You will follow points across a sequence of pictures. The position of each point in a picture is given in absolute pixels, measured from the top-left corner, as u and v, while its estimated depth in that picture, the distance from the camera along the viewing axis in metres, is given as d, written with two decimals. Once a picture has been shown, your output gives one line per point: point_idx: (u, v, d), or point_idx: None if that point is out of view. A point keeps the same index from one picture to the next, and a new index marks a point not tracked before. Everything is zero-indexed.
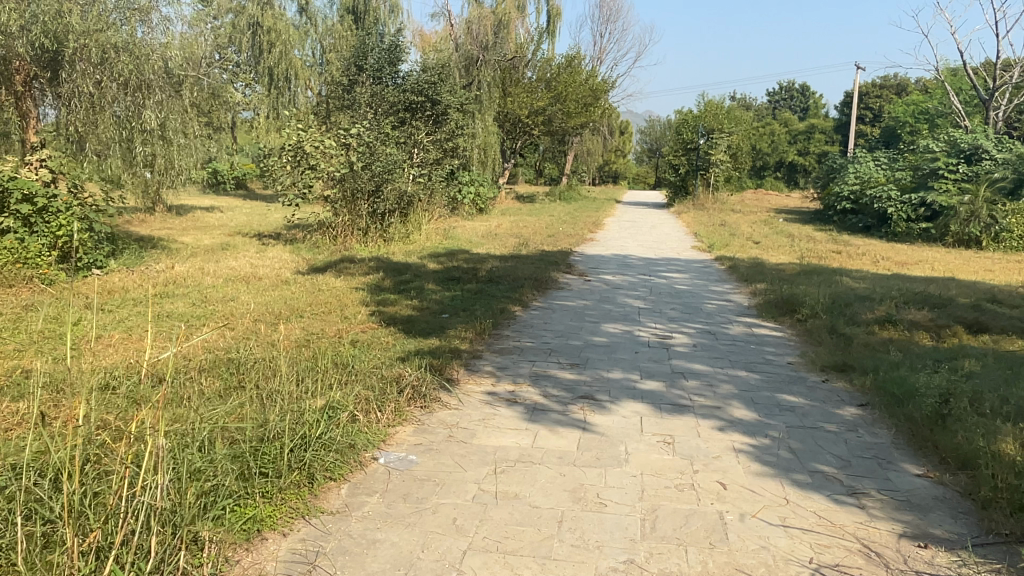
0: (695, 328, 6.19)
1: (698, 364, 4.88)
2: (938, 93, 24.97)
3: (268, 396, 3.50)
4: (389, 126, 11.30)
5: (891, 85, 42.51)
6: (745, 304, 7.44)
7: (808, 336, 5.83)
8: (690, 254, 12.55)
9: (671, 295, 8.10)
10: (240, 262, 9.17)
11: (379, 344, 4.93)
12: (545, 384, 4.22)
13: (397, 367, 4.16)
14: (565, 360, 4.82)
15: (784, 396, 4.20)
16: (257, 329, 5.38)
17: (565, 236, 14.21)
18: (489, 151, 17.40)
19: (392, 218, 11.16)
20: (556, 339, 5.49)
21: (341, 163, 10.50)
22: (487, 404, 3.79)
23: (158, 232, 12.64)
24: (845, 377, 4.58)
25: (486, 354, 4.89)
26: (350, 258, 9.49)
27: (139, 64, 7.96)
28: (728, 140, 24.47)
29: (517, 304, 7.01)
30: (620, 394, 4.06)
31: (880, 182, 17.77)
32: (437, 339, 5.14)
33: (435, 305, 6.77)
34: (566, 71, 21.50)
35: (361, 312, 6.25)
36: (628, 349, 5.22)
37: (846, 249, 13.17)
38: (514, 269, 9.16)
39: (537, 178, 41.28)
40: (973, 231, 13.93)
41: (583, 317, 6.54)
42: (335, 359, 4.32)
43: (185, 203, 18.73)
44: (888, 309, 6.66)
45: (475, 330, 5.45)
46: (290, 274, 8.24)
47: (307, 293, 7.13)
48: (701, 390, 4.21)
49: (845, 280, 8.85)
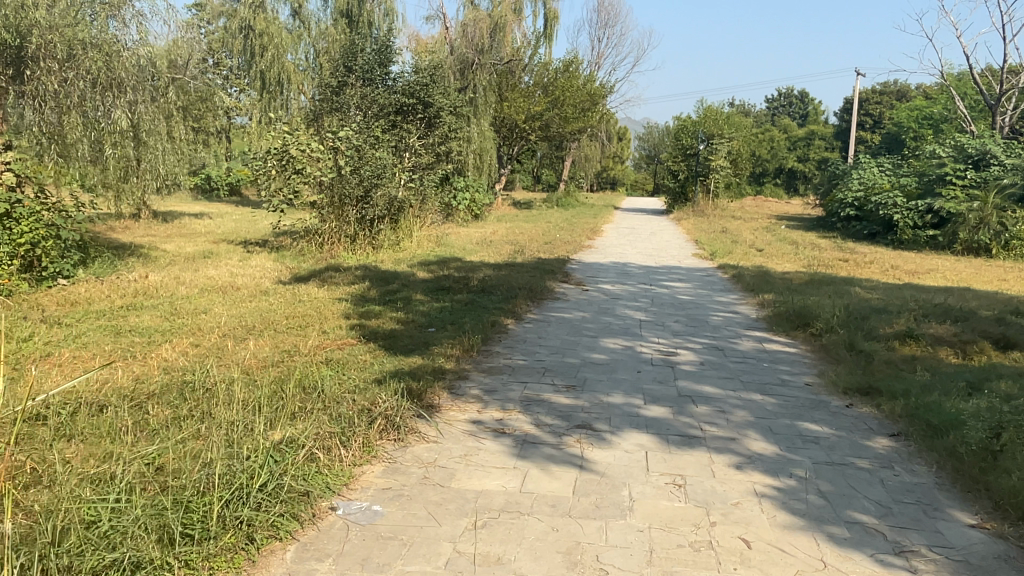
0: (700, 344, 5.73)
1: (707, 385, 4.43)
2: (942, 97, 24.57)
3: (217, 430, 3.05)
4: (379, 129, 10.86)
5: (891, 91, 42.19)
6: (752, 317, 6.98)
7: (824, 353, 5.37)
8: (691, 262, 12.11)
9: (674, 307, 7.64)
10: (219, 271, 8.73)
11: (356, 363, 4.48)
12: (537, 410, 3.76)
13: (370, 392, 3.71)
14: (560, 382, 4.36)
15: (807, 425, 3.75)
16: (223, 346, 4.93)
17: (563, 243, 13.77)
18: (484, 158, 17.00)
19: (381, 225, 10.71)
20: (551, 357, 5.03)
21: (329, 167, 10.15)
22: (470, 436, 3.33)
23: (140, 239, 12.18)
24: (871, 402, 4.12)
25: (473, 375, 4.43)
26: (336, 266, 9.05)
27: (109, 61, 7.65)
28: (728, 146, 24.09)
29: (510, 317, 6.57)
30: (622, 423, 3.61)
31: (885, 189, 17.35)
32: (420, 357, 4.68)
33: (421, 317, 6.32)
34: (564, 76, 21.10)
35: (341, 325, 5.80)
36: (629, 368, 4.77)
37: (852, 258, 12.74)
38: (508, 279, 8.72)
39: (534, 185, 40.88)
40: (982, 238, 13.51)
41: (580, 331, 6.08)
42: (301, 384, 3.86)
43: (174, 209, 18.30)
44: (908, 322, 6.21)
45: (462, 347, 4.99)
46: (271, 284, 7.79)
47: (285, 305, 6.68)
48: (712, 418, 3.75)
49: (856, 290, 8.43)
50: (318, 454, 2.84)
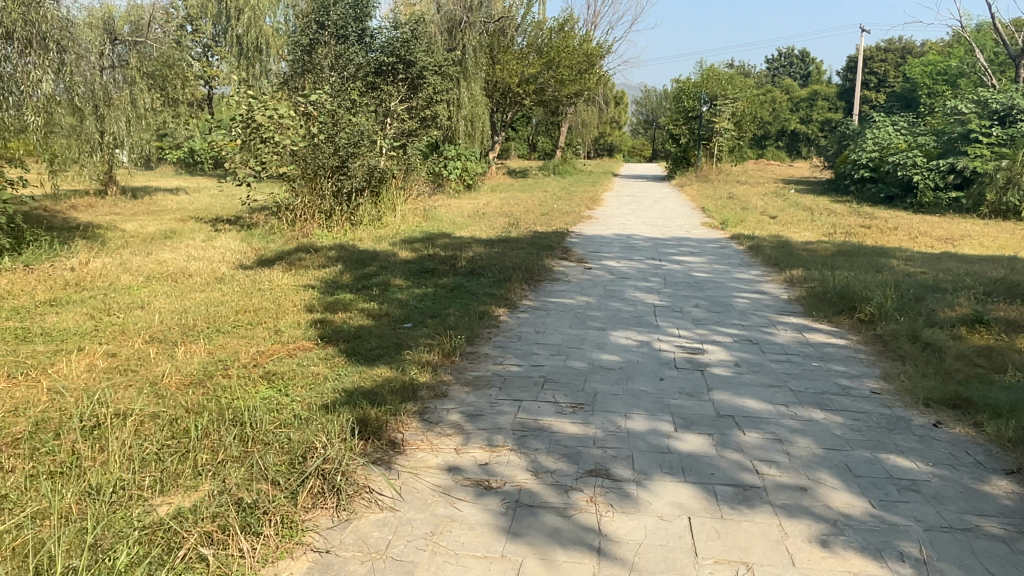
0: (731, 337, 4.78)
1: (750, 398, 3.49)
2: (960, 50, 23.25)
3: (72, 513, 2.14)
4: (355, 93, 9.81)
5: (896, 48, 40.66)
6: (783, 298, 6.00)
7: (881, 346, 4.44)
8: (701, 233, 11.12)
9: (691, 287, 6.68)
10: (176, 253, 7.78)
11: (304, 380, 3.52)
12: (535, 448, 2.81)
13: (310, 426, 2.78)
14: (565, 399, 3.41)
15: (896, 459, 2.81)
16: (146, 355, 3.99)
17: (561, 214, 12.76)
18: (477, 124, 15.84)
19: (360, 199, 9.67)
20: (552, 362, 4.08)
21: (300, 134, 9.08)
22: (440, 497, 2.38)
23: (100, 218, 11.18)
24: (967, 421, 3.18)
25: (452, 391, 3.48)
26: (308, 246, 8.07)
27: (27, 14, 6.61)
28: (733, 107, 22.89)
29: (502, 305, 5.61)
30: (650, 465, 2.68)
31: (902, 149, 16.26)
32: (386, 366, 3.74)
33: (397, 308, 5.37)
34: (559, 36, 19.85)
35: (299, 322, 4.85)
36: (649, 375, 3.83)
37: (875, 224, 11.73)
38: (501, 257, 7.76)
39: (530, 153, 39.65)
40: (1012, 200, 12.53)
41: (585, 322, 5.14)
42: (219, 418, 2.92)
43: (149, 184, 17.31)
44: (972, 304, 5.24)
45: (440, 351, 4.05)
46: (229, 269, 6.81)
47: (241, 295, 5.75)
48: (769, 453, 2.82)
49: (894, 261, 7.48)
50: (207, 560, 1.92)
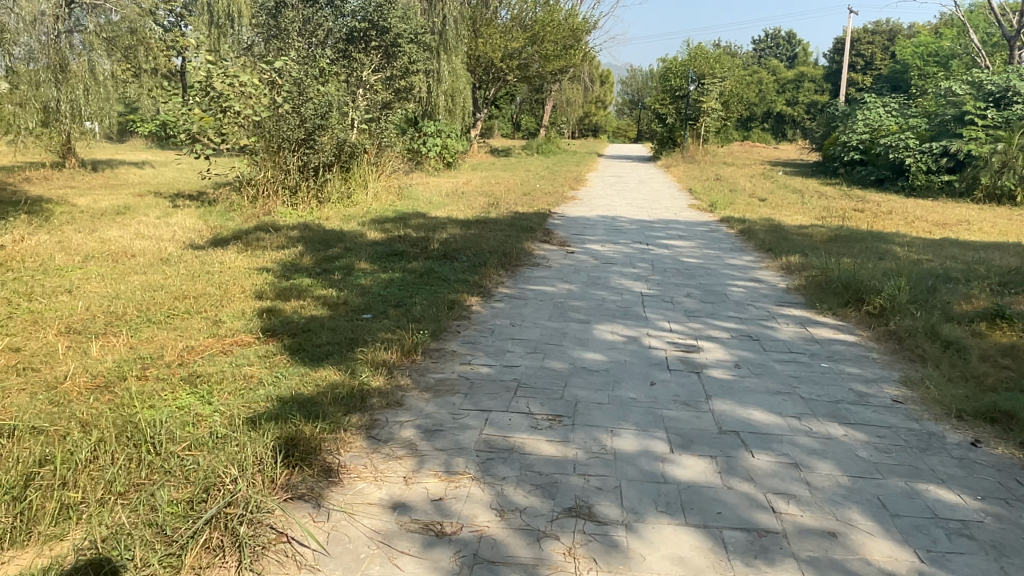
0: (728, 332, 4.29)
1: (756, 408, 3.00)
2: (952, 31, 22.83)
3: None
4: (324, 60, 9.15)
5: (884, 30, 40.13)
6: (780, 288, 5.53)
7: (896, 345, 3.97)
8: (689, 215, 10.63)
9: (681, 274, 6.18)
10: (123, 231, 7.18)
11: (232, 384, 2.99)
12: (503, 476, 2.30)
13: (221, 451, 2.26)
14: (543, 410, 2.89)
15: (937, 491, 2.32)
16: (53, 350, 3.45)
17: (543, 194, 12.21)
18: (457, 99, 15.19)
19: (328, 174, 9.04)
20: (528, 362, 3.57)
21: (263, 104, 8.39)
22: (378, 551, 1.87)
23: (51, 191, 10.49)
24: (1010, 441, 2.72)
25: (408, 399, 2.96)
26: (269, 225, 7.49)
27: None
28: (720, 87, 22.34)
29: (475, 293, 5.09)
30: (641, 500, 2.18)
31: (893, 131, 15.84)
32: (334, 366, 3.20)
33: (357, 296, 4.83)
34: (544, 9, 19.16)
35: (243, 311, 4.30)
36: (639, 380, 3.33)
37: (868, 207, 11.32)
38: (477, 239, 7.22)
39: (514, 132, 38.95)
40: (1007, 184, 12.17)
41: (567, 314, 4.63)
42: (115, 434, 2.41)
43: (112, 157, 16.55)
44: (989, 296, 4.78)
45: (400, 348, 3.52)
46: (177, 249, 6.22)
47: (184, 279, 5.19)
48: (786, 483, 2.32)
49: (895, 247, 7.04)
50: None
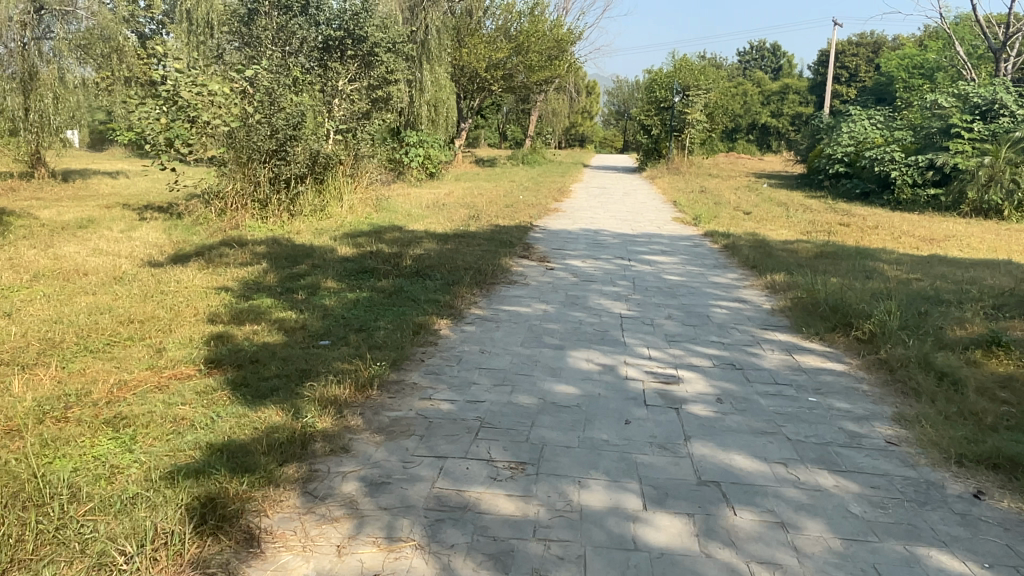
0: (710, 360, 4.03)
1: (739, 452, 2.74)
2: (936, 43, 22.88)
3: None
4: (298, 69, 8.90)
5: (868, 43, 40.40)
6: (766, 309, 5.30)
7: (888, 376, 3.73)
8: (673, 229, 10.41)
9: (663, 293, 5.94)
10: (80, 246, 6.86)
11: (161, 429, 2.69)
12: (452, 544, 2.02)
13: (127, 520, 1.97)
14: (504, 456, 2.61)
15: (939, 558, 2.07)
16: None
17: (526, 206, 11.97)
18: (441, 109, 14.91)
19: (300, 187, 8.77)
20: (493, 396, 3.30)
21: (233, 114, 8.11)
22: None
23: (16, 203, 10.15)
24: (1017, 493, 2.48)
25: (357, 444, 2.68)
26: (236, 239, 7.19)
27: None
28: (706, 98, 22.25)
29: (445, 315, 4.82)
30: (606, 573, 1.90)
31: (878, 143, 15.76)
32: (277, 405, 2.92)
33: (318, 318, 4.55)
34: (529, 19, 18.97)
35: (191, 338, 4.01)
36: (613, 418, 3.07)
37: (854, 221, 11.16)
38: (452, 255, 6.95)
39: (500, 142, 38.78)
40: (994, 198, 12.06)
41: (541, 339, 4.36)
42: (9, 495, 2.10)
43: (87, 167, 16.18)
44: (983, 321, 4.56)
45: (354, 382, 3.23)
46: (133, 267, 5.90)
47: (135, 300, 4.88)
48: (770, 549, 2.06)
49: (883, 265, 6.84)
50: None
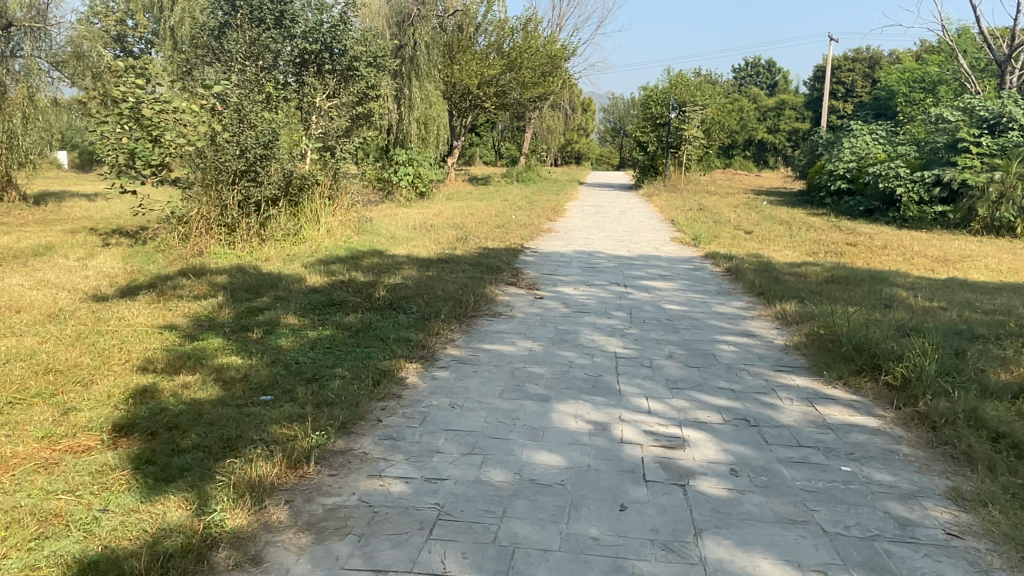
0: (722, 414, 3.43)
1: (767, 558, 2.13)
2: (937, 57, 22.47)
3: None
4: (270, 84, 8.36)
5: (864, 58, 40.07)
6: (778, 345, 4.72)
7: (933, 436, 3.14)
8: (672, 250, 9.85)
9: (662, 326, 5.36)
10: (23, 278, 6.27)
11: (22, 535, 2.09)
12: None
13: None
14: (462, 570, 2.01)
15: None
16: None
17: (518, 227, 11.41)
18: (430, 126, 14.50)
19: (272, 209, 8.21)
20: (459, 470, 2.69)
21: (200, 132, 7.56)
22: None
23: None
24: None
25: (275, 550, 2.08)
26: (197, 268, 6.61)
27: None
28: (703, 114, 21.80)
29: (414, 357, 4.23)
30: None
31: (881, 159, 15.25)
32: (179, 493, 2.33)
33: (266, 363, 3.95)
34: (522, 35, 18.54)
35: (110, 392, 3.41)
36: (606, 502, 2.46)
37: (862, 241, 10.60)
38: (432, 283, 6.37)
39: (495, 160, 38.36)
40: (1006, 215, 11.53)
41: (523, 388, 3.77)
42: None
43: (64, 188, 15.59)
44: None
45: (288, 457, 2.64)
46: (74, 303, 5.31)
47: (63, 343, 4.29)
48: None
49: (901, 291, 6.28)
50: None
